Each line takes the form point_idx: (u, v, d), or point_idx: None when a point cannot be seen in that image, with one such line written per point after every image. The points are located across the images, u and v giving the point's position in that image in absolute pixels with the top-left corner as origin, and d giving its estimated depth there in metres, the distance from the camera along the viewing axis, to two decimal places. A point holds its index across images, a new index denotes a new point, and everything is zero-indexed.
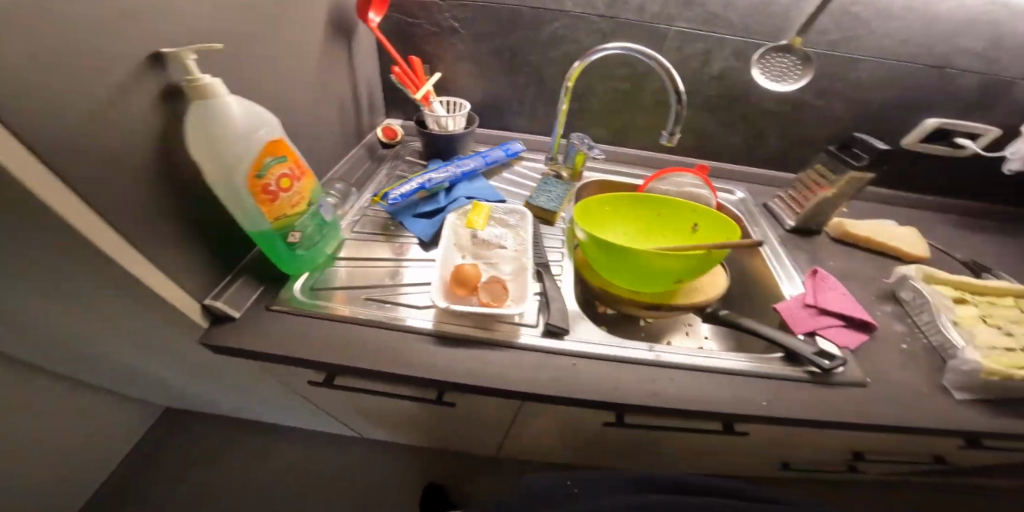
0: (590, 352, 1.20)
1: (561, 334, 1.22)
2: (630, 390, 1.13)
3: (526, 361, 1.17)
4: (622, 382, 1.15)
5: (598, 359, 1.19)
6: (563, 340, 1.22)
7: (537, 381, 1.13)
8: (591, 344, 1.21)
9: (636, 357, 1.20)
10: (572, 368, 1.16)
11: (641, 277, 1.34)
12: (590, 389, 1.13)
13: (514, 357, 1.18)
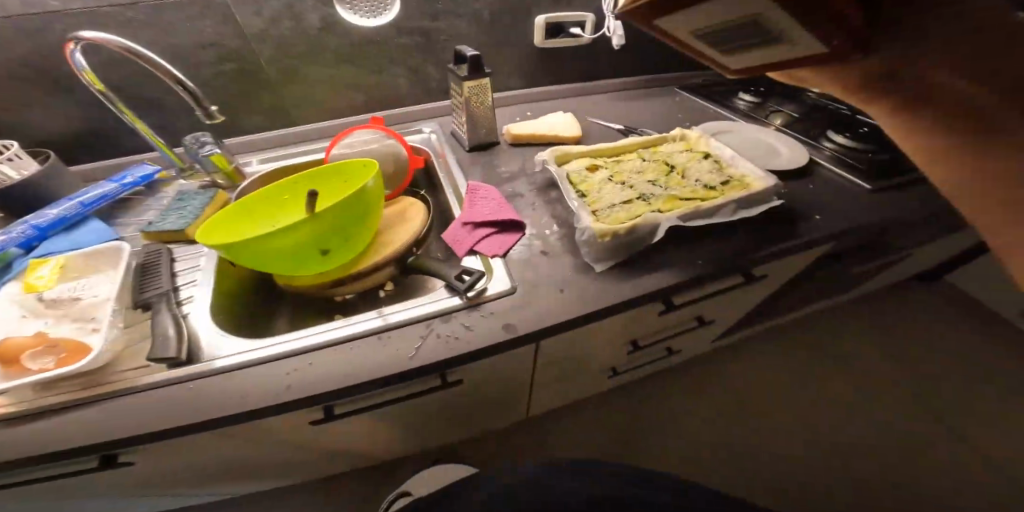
0: (507, 267, 0.74)
1: (470, 294, 0.71)
2: (571, 263, 0.74)
3: (350, 363, 0.64)
4: (561, 291, 0.71)
5: (525, 256, 0.76)
6: (479, 290, 0.71)
7: (411, 359, 0.64)
8: (517, 278, 0.73)
9: (583, 245, 0.73)
10: (500, 314, 0.69)
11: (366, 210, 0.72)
12: (492, 338, 0.67)
13: (366, 345, 0.67)
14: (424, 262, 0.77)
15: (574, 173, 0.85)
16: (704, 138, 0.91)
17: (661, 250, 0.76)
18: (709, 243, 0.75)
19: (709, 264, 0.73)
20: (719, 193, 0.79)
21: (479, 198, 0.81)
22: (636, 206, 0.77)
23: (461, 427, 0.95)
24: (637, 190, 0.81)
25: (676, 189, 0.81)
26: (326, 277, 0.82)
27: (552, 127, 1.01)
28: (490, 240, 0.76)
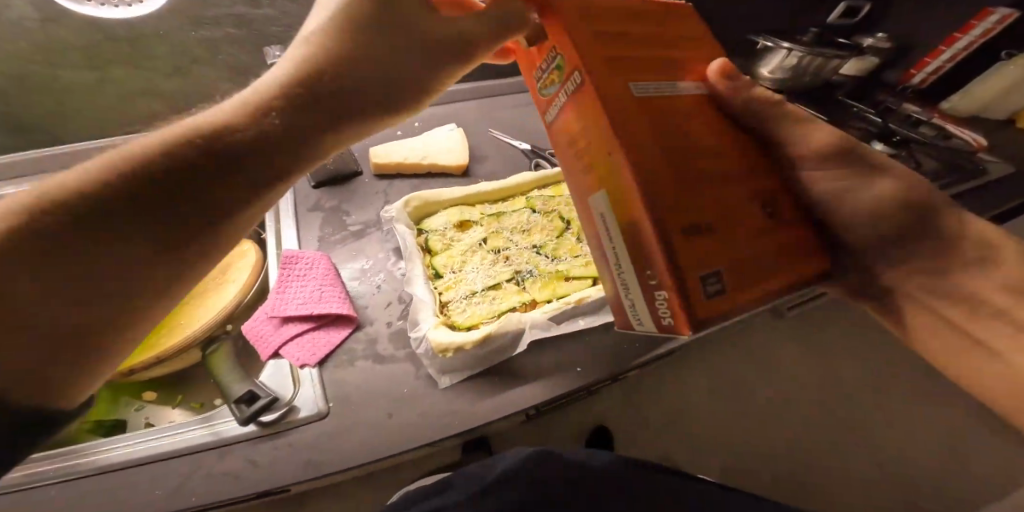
0: (323, 380, 0.54)
1: (259, 421, 0.50)
2: (412, 374, 0.55)
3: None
4: (387, 416, 0.51)
5: (352, 367, 0.55)
6: (284, 408, 0.51)
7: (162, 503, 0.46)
8: (332, 395, 0.53)
9: (422, 357, 0.55)
10: (299, 446, 0.49)
11: None
12: (288, 479, 0.47)
13: (122, 480, 0.48)
14: (217, 356, 0.57)
15: (433, 234, 0.65)
16: None
17: (538, 349, 0.57)
18: (598, 344, 0.58)
19: (593, 370, 0.56)
20: None
21: (297, 276, 0.59)
22: (504, 296, 0.59)
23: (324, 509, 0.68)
24: (513, 266, 0.62)
25: (566, 261, 0.63)
26: None
27: (428, 152, 0.78)
28: (305, 342, 0.56)
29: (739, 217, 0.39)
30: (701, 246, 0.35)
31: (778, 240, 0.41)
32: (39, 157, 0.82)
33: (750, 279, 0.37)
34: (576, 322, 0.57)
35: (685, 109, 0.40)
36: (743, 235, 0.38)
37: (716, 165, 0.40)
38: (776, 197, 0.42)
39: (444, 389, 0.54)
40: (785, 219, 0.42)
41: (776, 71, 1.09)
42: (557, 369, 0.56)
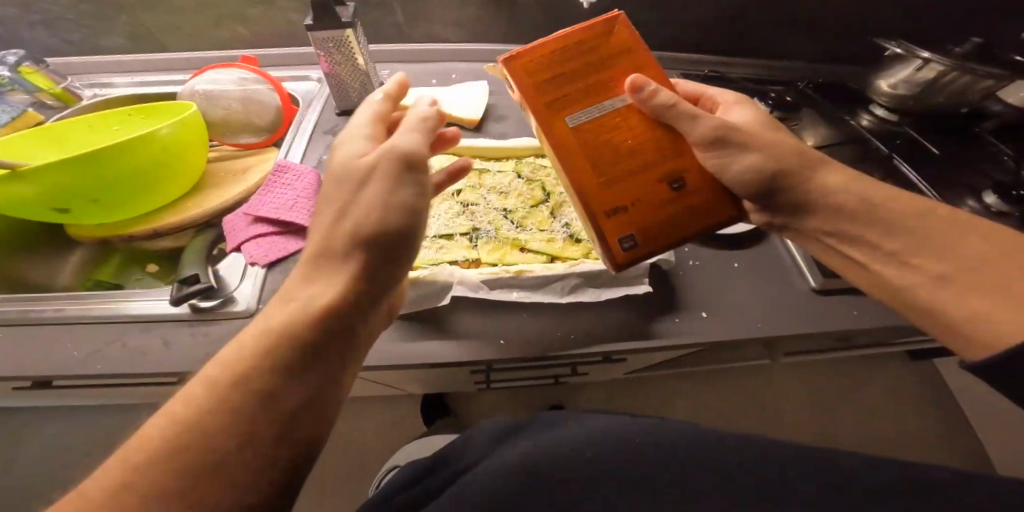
0: (266, 281, 0.59)
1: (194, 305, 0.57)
2: None
3: (70, 353, 0.55)
4: None
5: None
6: (221, 297, 0.57)
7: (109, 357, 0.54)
8: (268, 297, 0.58)
9: None
10: (211, 338, 0.55)
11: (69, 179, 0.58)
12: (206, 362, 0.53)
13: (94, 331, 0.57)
14: (196, 240, 0.64)
15: None
16: None
17: (468, 311, 0.59)
18: (529, 322, 0.58)
19: (515, 345, 0.57)
20: (581, 252, 0.61)
21: (280, 184, 0.64)
22: (452, 248, 0.58)
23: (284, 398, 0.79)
24: (474, 223, 0.61)
25: (529, 234, 0.61)
26: (99, 233, 0.68)
27: (445, 104, 0.80)
28: (262, 244, 0.60)
29: (654, 193, 0.56)
30: (619, 219, 0.55)
31: (689, 207, 0.57)
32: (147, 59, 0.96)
33: (663, 235, 0.56)
34: (509, 292, 0.58)
35: (609, 120, 0.56)
36: (653, 209, 0.56)
37: (632, 158, 0.56)
38: (686, 174, 0.57)
39: None
40: (695, 191, 0.57)
41: (900, 85, 0.80)
42: (479, 336, 0.57)
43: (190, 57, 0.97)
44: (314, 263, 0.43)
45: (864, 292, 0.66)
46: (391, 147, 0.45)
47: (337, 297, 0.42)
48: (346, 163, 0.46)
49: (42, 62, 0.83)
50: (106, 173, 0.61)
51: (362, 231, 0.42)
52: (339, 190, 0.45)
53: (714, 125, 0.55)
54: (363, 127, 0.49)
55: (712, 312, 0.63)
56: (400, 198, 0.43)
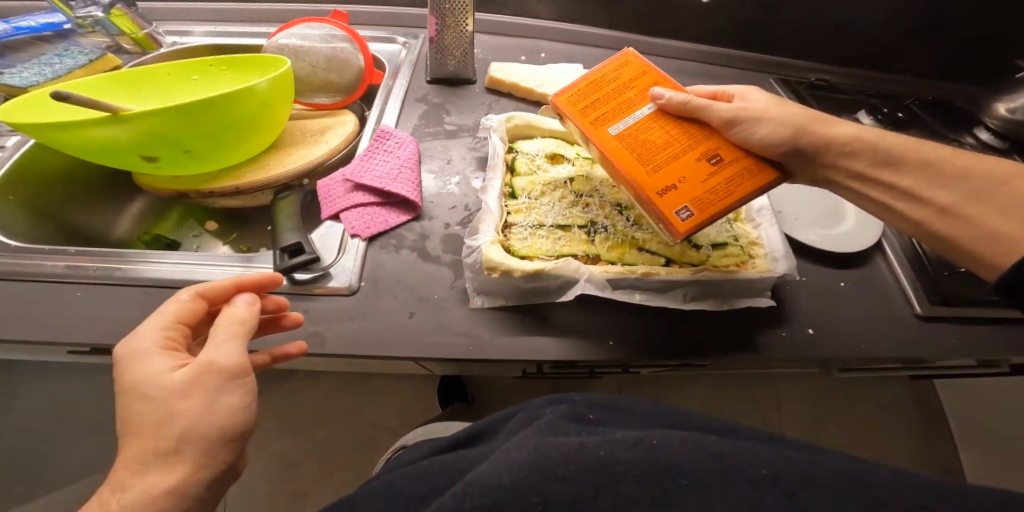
0: (366, 255, 0.55)
1: (292, 276, 0.52)
2: (449, 283, 0.54)
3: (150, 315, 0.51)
4: (408, 315, 0.51)
5: (397, 253, 0.55)
6: (319, 271, 0.52)
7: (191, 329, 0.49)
8: (368, 274, 0.53)
9: (467, 269, 0.52)
10: (313, 315, 0.50)
11: (171, 118, 0.54)
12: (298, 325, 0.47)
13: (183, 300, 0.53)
14: (284, 201, 0.59)
15: (522, 156, 0.62)
16: None
17: (574, 306, 0.55)
18: (641, 326, 0.55)
19: (624, 346, 0.53)
20: (701, 259, 0.57)
21: (382, 151, 0.61)
22: (570, 242, 0.55)
23: None
24: (589, 215, 0.57)
25: (646, 233, 0.57)
26: (176, 185, 0.64)
27: (546, 83, 0.74)
28: (363, 214, 0.56)
29: (695, 169, 0.53)
30: (671, 196, 0.51)
31: (736, 178, 0.52)
32: (236, 7, 0.82)
33: (722, 205, 0.51)
34: (631, 295, 0.53)
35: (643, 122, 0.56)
36: (702, 184, 0.52)
37: (671, 144, 0.55)
38: (724, 148, 0.54)
39: (473, 312, 0.52)
40: (738, 162, 0.54)
41: (1018, 110, 0.79)
42: (591, 338, 0.53)
43: (281, 6, 0.83)
44: (126, 470, 0.36)
45: (974, 321, 0.63)
46: (209, 359, 0.39)
47: (179, 379, 0.38)
48: (150, 388, 0.38)
49: (132, 4, 0.73)
50: (203, 125, 0.57)
51: (201, 433, 0.37)
52: (143, 414, 0.37)
53: (731, 108, 0.55)
54: (177, 311, 0.43)
55: (819, 330, 0.60)
56: (228, 407, 0.38)
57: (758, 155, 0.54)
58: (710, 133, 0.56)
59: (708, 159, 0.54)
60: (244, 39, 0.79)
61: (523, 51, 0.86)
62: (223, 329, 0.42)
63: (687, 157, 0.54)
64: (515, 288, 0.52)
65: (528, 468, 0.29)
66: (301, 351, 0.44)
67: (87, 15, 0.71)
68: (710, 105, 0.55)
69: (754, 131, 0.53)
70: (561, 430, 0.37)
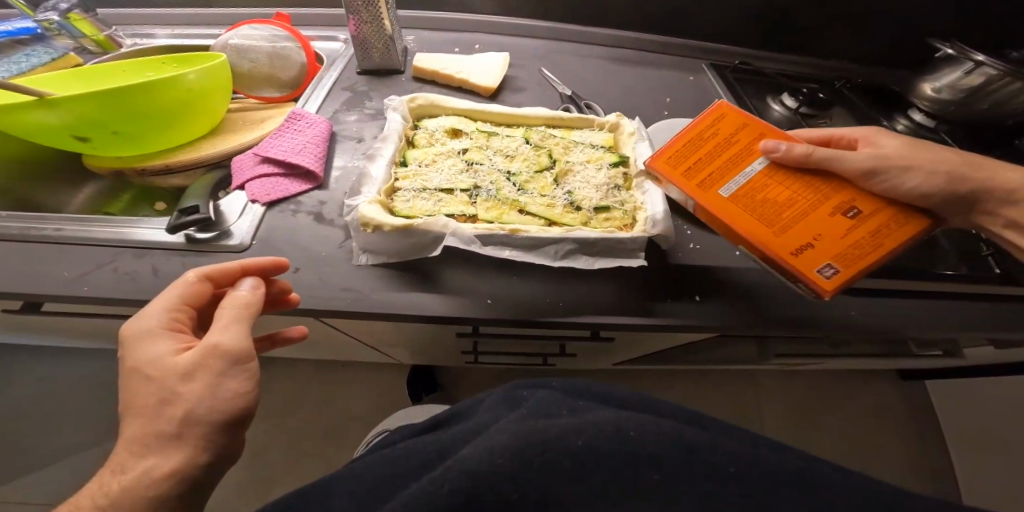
0: (264, 219, 0.60)
1: (190, 235, 0.57)
2: (338, 243, 0.58)
3: (42, 266, 0.55)
4: (293, 270, 0.56)
5: (293, 216, 0.60)
6: (218, 231, 0.58)
7: (83, 274, 0.54)
8: (261, 235, 0.58)
9: (350, 227, 0.56)
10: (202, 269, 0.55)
11: (107, 104, 0.62)
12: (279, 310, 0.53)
13: (70, 251, 0.56)
14: (205, 178, 0.64)
15: (422, 131, 0.67)
16: (585, 118, 0.69)
17: (475, 271, 0.58)
18: (517, 283, 0.58)
19: (502, 304, 0.56)
20: (581, 220, 0.59)
21: (293, 129, 0.66)
22: (450, 202, 0.59)
23: None
24: (476, 182, 0.61)
25: (530, 197, 0.61)
26: (112, 163, 0.71)
27: (466, 70, 0.81)
28: (267, 183, 0.62)
29: (836, 225, 0.52)
30: (808, 257, 0.51)
31: (879, 229, 0.52)
32: (195, 13, 0.92)
33: (869, 259, 0.50)
34: (501, 251, 0.55)
35: (758, 179, 0.55)
36: (843, 239, 0.51)
37: (797, 201, 0.54)
38: (861, 200, 0.53)
39: (356, 271, 0.56)
40: (879, 212, 0.53)
41: (943, 90, 0.82)
42: (463, 298, 0.56)
43: (236, 12, 0.92)
44: (127, 452, 0.40)
45: (854, 292, 0.64)
46: (213, 342, 0.43)
47: (185, 363, 0.42)
48: (156, 369, 0.42)
49: (89, 10, 0.83)
50: (130, 108, 0.63)
51: (201, 417, 0.41)
52: (146, 395, 0.41)
53: (867, 157, 0.54)
54: (184, 295, 0.47)
55: (706, 296, 0.60)
56: (230, 390, 0.42)
57: (899, 203, 0.53)
58: (839, 182, 0.55)
59: (844, 212, 0.53)
60: (201, 41, 0.88)
61: (459, 44, 0.92)
62: (226, 315, 0.46)
63: (818, 212, 0.53)
64: (395, 249, 0.56)
65: (507, 455, 0.33)
66: (300, 337, 0.56)
67: (48, 19, 0.80)
68: (842, 157, 0.54)
69: (901, 182, 0.53)
70: (550, 410, 0.39)
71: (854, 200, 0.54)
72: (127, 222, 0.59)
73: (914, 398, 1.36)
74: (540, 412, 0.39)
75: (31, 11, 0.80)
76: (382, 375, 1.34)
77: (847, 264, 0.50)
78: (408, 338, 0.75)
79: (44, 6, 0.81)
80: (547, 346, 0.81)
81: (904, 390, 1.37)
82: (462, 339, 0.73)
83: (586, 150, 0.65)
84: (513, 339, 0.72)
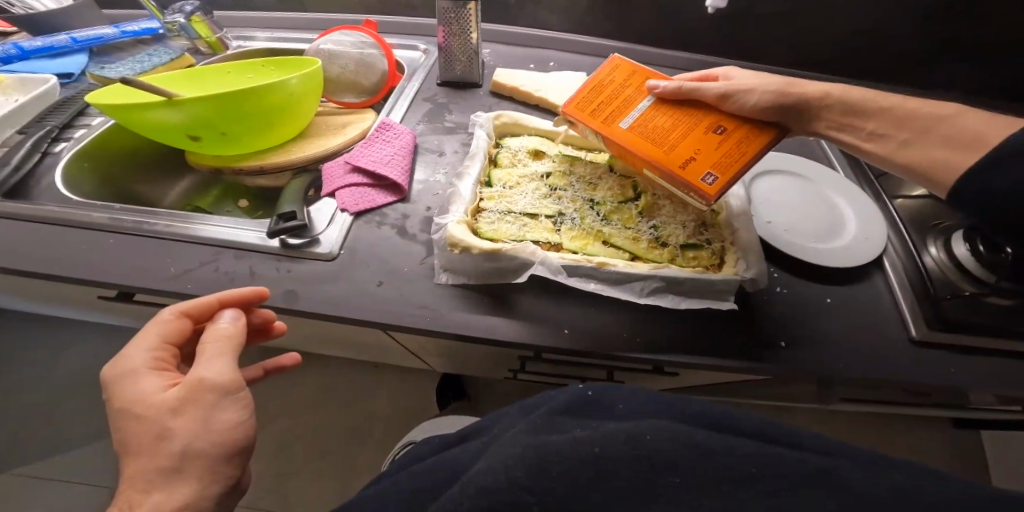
0: (351, 228, 0.62)
1: (285, 240, 0.60)
2: (420, 259, 0.59)
3: (148, 259, 0.59)
4: (377, 283, 0.57)
5: (378, 228, 0.62)
6: (309, 238, 0.60)
7: (182, 272, 0.57)
8: (349, 244, 0.60)
9: (436, 245, 0.57)
10: (293, 275, 0.57)
11: (223, 112, 0.66)
12: (365, 317, 0.54)
13: (171, 249, 0.60)
14: (295, 181, 0.67)
15: (505, 150, 0.69)
16: None
17: (546, 296, 0.58)
18: (590, 313, 0.57)
19: (576, 336, 0.55)
20: (663, 255, 0.59)
21: (381, 140, 0.68)
22: (535, 228, 0.60)
23: (331, 344, 0.83)
24: (560, 208, 0.63)
25: (614, 228, 0.61)
26: (214, 162, 0.76)
27: (545, 88, 0.81)
28: (355, 193, 0.64)
29: (706, 138, 0.58)
30: (693, 168, 0.56)
31: (743, 140, 0.58)
32: (292, 17, 0.96)
33: (740, 165, 0.55)
34: (587, 283, 0.56)
35: (647, 112, 0.62)
36: (717, 151, 0.57)
37: (678, 125, 0.60)
38: (726, 120, 0.59)
39: (436, 289, 0.57)
40: (740, 129, 0.59)
41: None
42: (540, 323, 0.56)
43: (327, 18, 0.96)
44: (131, 489, 0.40)
45: (926, 347, 0.60)
46: (198, 377, 0.44)
47: (166, 400, 0.43)
48: (143, 406, 0.43)
49: (208, 13, 0.88)
50: (237, 111, 0.66)
51: (200, 450, 0.42)
52: (140, 433, 0.42)
53: (721, 85, 0.61)
54: (164, 332, 0.48)
55: (792, 343, 0.58)
56: (223, 422, 0.44)
57: (756, 121, 0.60)
58: (707, 110, 0.62)
59: (714, 131, 0.59)
60: (295, 44, 0.92)
61: (534, 60, 0.93)
62: (211, 348, 0.47)
63: (694, 132, 0.59)
64: (479, 271, 0.57)
65: (525, 467, 0.29)
66: (294, 363, 0.59)
67: (173, 21, 0.86)
68: (700, 85, 0.61)
69: (747, 100, 0.59)
70: (555, 427, 0.35)
71: (721, 122, 0.60)
72: (224, 222, 0.62)
73: (975, 466, 1.24)
74: (543, 426, 0.35)
75: (161, 13, 0.87)
76: (415, 375, 1.37)
77: (713, 163, 0.55)
78: (454, 351, 0.76)
79: (171, 9, 0.87)
80: (591, 372, 0.80)
81: (962, 453, 1.26)
82: (514, 357, 0.74)
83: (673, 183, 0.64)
84: (561, 363, 0.71)
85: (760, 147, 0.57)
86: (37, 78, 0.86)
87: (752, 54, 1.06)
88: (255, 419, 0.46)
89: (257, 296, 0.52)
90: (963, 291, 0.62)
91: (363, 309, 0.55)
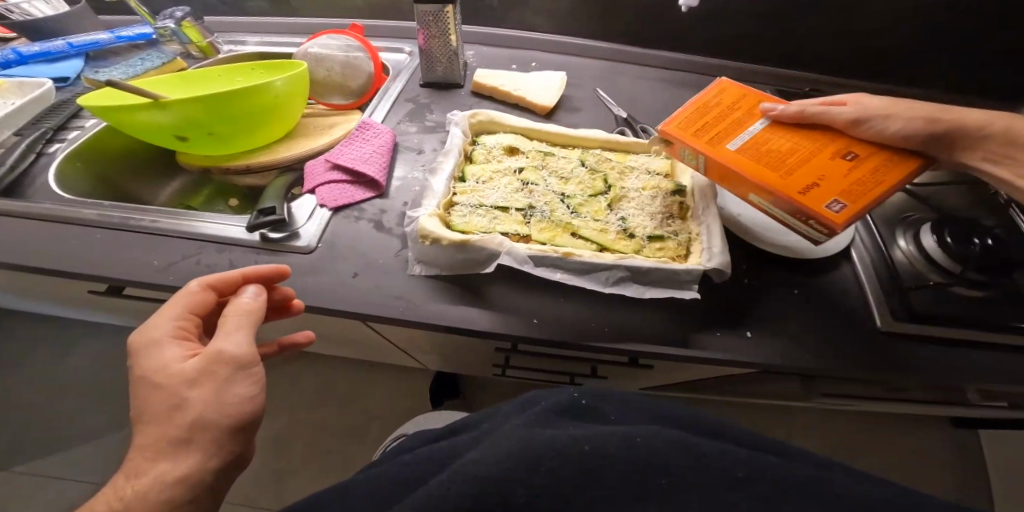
0: (329, 223, 0.64)
1: (264, 234, 0.62)
2: (395, 251, 0.61)
3: (134, 253, 0.61)
4: (352, 275, 0.59)
5: (355, 223, 0.64)
6: (288, 232, 0.62)
7: (167, 264, 0.60)
8: (327, 237, 0.62)
9: (408, 238, 0.59)
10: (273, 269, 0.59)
11: (210, 112, 0.68)
12: (340, 307, 0.56)
13: (158, 243, 0.62)
14: (277, 180, 0.69)
15: (480, 148, 0.71)
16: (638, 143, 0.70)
17: (518, 288, 0.60)
18: (563, 304, 0.59)
19: (546, 326, 0.57)
20: (632, 246, 0.60)
21: (361, 139, 0.71)
22: (505, 221, 0.62)
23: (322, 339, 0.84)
24: (531, 201, 0.65)
25: (583, 220, 0.63)
26: (202, 162, 0.79)
27: (523, 88, 0.83)
28: (334, 189, 0.66)
29: (835, 164, 0.55)
30: (818, 193, 0.52)
31: (875, 168, 0.55)
32: (281, 23, 0.99)
33: (873, 195, 0.52)
34: (553, 273, 0.57)
35: (760, 135, 0.60)
36: (846, 178, 0.54)
37: (799, 149, 0.58)
38: (858, 147, 0.57)
39: (411, 282, 0.59)
40: (875, 157, 0.57)
41: None
42: (511, 315, 0.57)
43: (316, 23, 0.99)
44: (141, 457, 0.43)
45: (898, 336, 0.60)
46: (218, 350, 0.46)
47: (186, 370, 0.45)
48: (164, 374, 0.45)
49: (199, 18, 0.91)
50: (225, 112, 0.69)
51: (212, 421, 0.44)
52: (155, 403, 0.44)
53: (853, 110, 0.59)
54: (190, 303, 0.50)
55: (757, 334, 0.59)
56: (237, 395, 0.46)
57: (895, 150, 0.57)
58: (833, 135, 0.60)
59: (844, 157, 0.57)
60: (283, 48, 0.95)
61: (517, 61, 0.95)
62: (232, 321, 0.49)
63: (818, 158, 0.57)
64: (454, 262, 0.59)
65: (513, 459, 0.31)
66: (306, 340, 0.62)
67: (165, 26, 0.89)
68: (829, 110, 0.60)
69: (885, 126, 0.58)
70: (548, 421, 0.37)
71: (850, 149, 0.58)
72: (208, 218, 0.64)
73: (970, 462, 1.24)
74: (541, 421, 0.36)
75: (153, 19, 0.90)
76: (409, 373, 1.39)
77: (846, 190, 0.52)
78: (438, 345, 0.76)
79: (162, 15, 0.91)
80: (576, 365, 0.80)
81: (956, 447, 1.26)
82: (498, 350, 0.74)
83: (642, 178, 0.66)
84: (542, 355, 0.72)
85: (896, 177, 0.54)
86: (34, 82, 0.89)
87: (735, 54, 1.08)
88: (264, 396, 0.48)
89: (277, 274, 0.54)
90: (929, 281, 0.63)
91: (340, 300, 0.57)
